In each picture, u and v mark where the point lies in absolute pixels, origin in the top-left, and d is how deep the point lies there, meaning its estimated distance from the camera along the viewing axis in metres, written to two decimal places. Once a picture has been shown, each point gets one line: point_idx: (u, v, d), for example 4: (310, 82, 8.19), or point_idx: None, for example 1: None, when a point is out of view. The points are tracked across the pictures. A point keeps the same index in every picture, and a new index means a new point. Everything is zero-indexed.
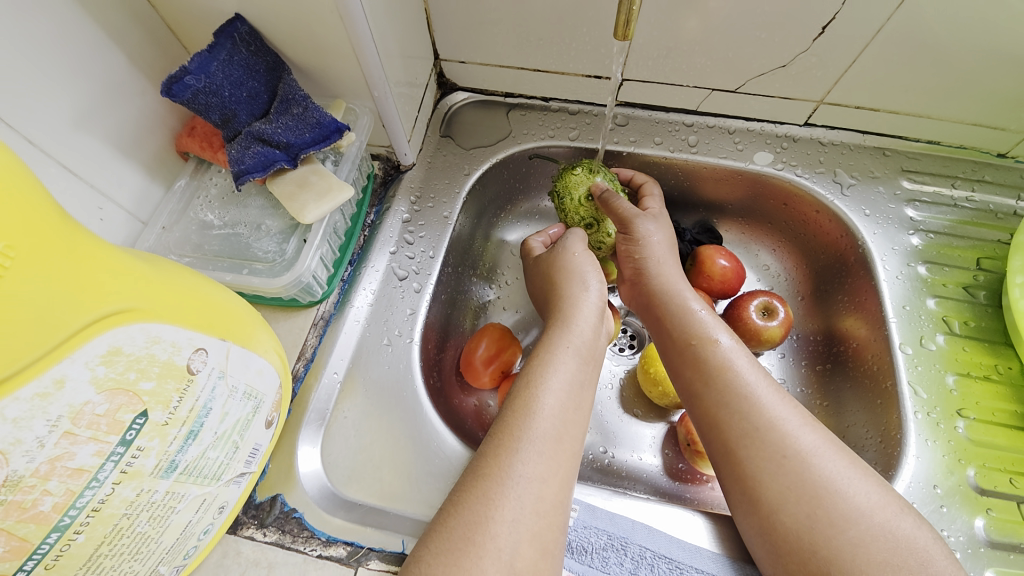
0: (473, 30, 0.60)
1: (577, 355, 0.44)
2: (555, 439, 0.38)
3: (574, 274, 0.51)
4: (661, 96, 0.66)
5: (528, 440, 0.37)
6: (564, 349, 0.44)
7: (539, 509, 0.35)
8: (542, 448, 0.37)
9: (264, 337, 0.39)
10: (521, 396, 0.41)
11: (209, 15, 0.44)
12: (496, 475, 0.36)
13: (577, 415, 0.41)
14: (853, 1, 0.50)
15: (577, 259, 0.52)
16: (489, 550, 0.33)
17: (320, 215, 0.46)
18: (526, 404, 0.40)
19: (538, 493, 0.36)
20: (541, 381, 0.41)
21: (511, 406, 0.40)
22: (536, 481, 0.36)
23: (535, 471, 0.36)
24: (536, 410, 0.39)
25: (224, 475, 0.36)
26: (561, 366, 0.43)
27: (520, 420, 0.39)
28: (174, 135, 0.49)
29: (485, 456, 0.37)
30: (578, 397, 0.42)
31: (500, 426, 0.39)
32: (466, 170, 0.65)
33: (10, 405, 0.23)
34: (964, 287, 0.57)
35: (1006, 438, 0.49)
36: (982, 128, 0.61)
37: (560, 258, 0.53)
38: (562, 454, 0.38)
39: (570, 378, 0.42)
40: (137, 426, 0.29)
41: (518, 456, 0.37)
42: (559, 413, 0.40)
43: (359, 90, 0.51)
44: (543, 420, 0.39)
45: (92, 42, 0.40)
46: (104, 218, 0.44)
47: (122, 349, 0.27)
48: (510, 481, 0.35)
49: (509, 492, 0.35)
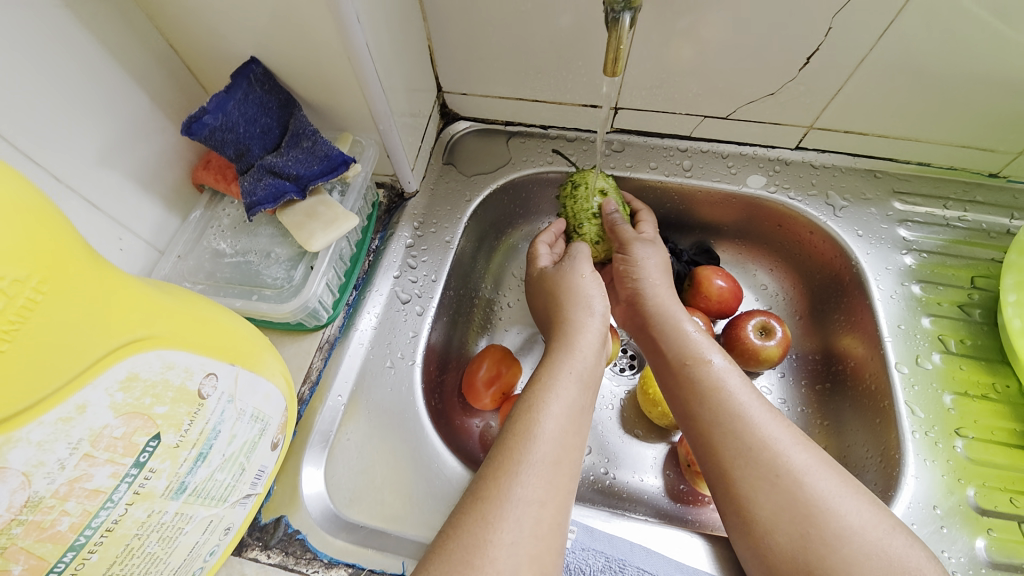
0: (474, 63, 0.63)
1: (580, 381, 0.45)
2: (556, 461, 0.39)
3: (577, 296, 0.52)
4: (655, 123, 0.68)
5: (529, 463, 0.38)
6: (567, 373, 0.45)
7: (538, 532, 0.35)
8: (542, 471, 0.38)
9: (271, 361, 0.40)
10: (521, 419, 0.41)
11: (227, 57, 0.48)
12: (494, 498, 0.36)
13: (577, 437, 0.42)
14: (835, 33, 0.52)
15: (583, 282, 0.53)
16: (488, 573, 0.33)
17: (326, 243, 0.48)
18: (528, 427, 0.40)
19: (538, 515, 0.36)
20: (542, 405, 0.42)
21: (511, 429, 0.41)
22: (537, 504, 0.36)
23: (536, 495, 0.37)
24: (537, 434, 0.40)
25: (231, 496, 0.38)
26: (562, 388, 0.43)
27: (520, 443, 0.39)
28: (190, 168, 0.52)
29: (483, 480, 0.38)
30: (578, 419, 0.43)
31: (499, 451, 0.39)
32: (467, 197, 0.67)
33: (34, 429, 0.24)
34: (959, 305, 0.57)
35: (1006, 457, 0.49)
36: (970, 150, 0.62)
37: (564, 278, 0.54)
38: (563, 477, 0.39)
39: (571, 401, 0.43)
40: (151, 448, 0.30)
41: (519, 479, 0.37)
42: (560, 436, 0.40)
43: (365, 123, 0.54)
44: (544, 444, 0.39)
45: (118, 85, 0.43)
46: (124, 248, 0.46)
47: (139, 375, 0.29)
48: (509, 504, 0.36)
49: (508, 514, 0.35)
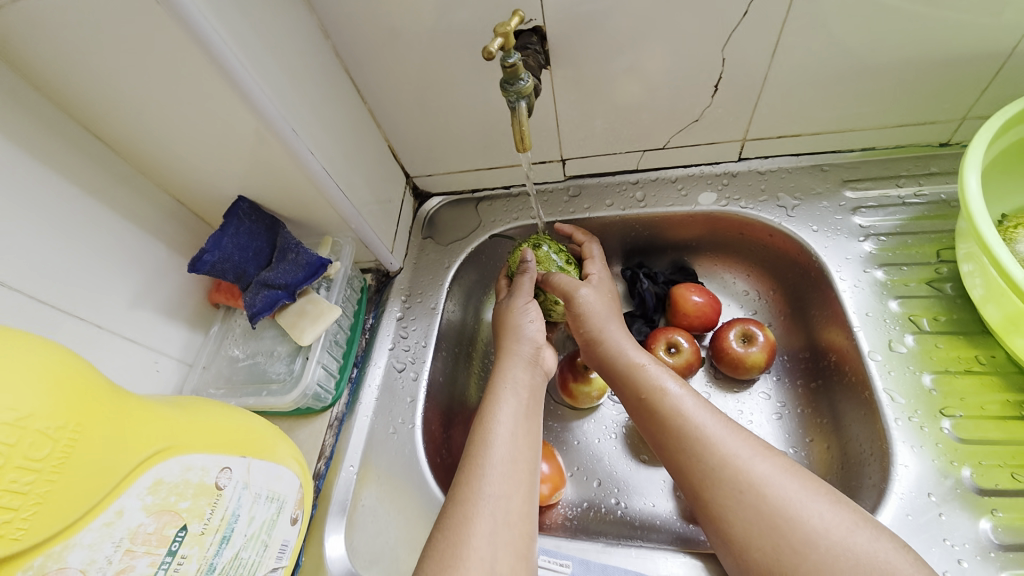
0: (430, 150, 0.73)
1: (518, 391, 0.50)
2: (511, 462, 0.44)
3: (513, 329, 0.56)
4: (602, 165, 0.74)
5: (489, 465, 0.44)
6: (511, 388, 0.50)
7: (508, 521, 0.41)
8: (500, 471, 0.43)
9: (282, 447, 0.48)
10: (479, 431, 0.47)
11: (220, 199, 0.59)
12: (470, 499, 0.42)
13: (527, 437, 0.47)
14: (730, 60, 0.57)
15: (518, 315, 0.56)
16: (472, 560, 0.38)
17: (316, 335, 0.57)
18: (482, 437, 0.46)
19: (505, 507, 0.42)
20: (493, 414, 0.47)
21: (473, 440, 0.46)
22: (502, 498, 0.42)
23: (498, 489, 0.42)
24: (491, 440, 0.45)
25: (258, 571, 0.44)
26: (507, 400, 0.49)
27: (480, 450, 0.45)
28: (207, 292, 0.62)
29: (459, 485, 0.43)
30: (525, 425, 0.48)
31: (465, 458, 0.45)
32: (446, 264, 0.74)
33: (86, 534, 0.32)
34: (929, 283, 0.57)
35: (1001, 432, 0.48)
36: (909, 127, 0.64)
37: (504, 314, 0.58)
38: (521, 474, 0.44)
39: (518, 410, 0.49)
40: (180, 537, 0.37)
41: (483, 479, 0.43)
42: (512, 440, 0.46)
43: (340, 226, 0.63)
44: (498, 447, 0.45)
45: (140, 241, 0.54)
46: (160, 369, 0.56)
47: (163, 479, 0.36)
48: (480, 502, 0.41)
49: (481, 510, 0.41)
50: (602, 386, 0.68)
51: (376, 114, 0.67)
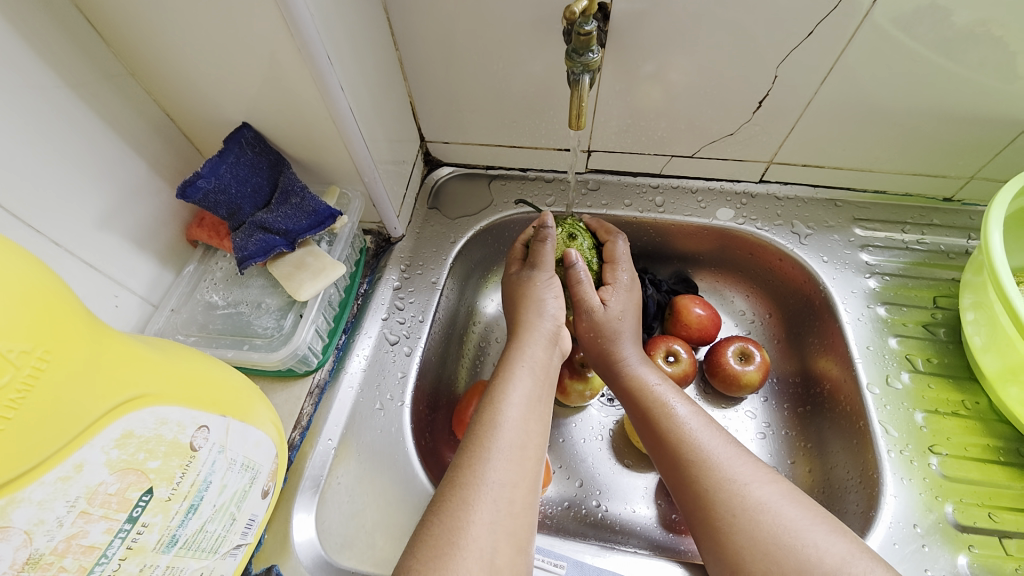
0: (454, 116, 0.67)
1: (531, 372, 0.48)
2: (520, 447, 0.42)
3: (535, 302, 0.54)
4: (627, 163, 0.72)
5: (495, 449, 0.41)
6: (523, 368, 0.48)
7: (510, 510, 0.39)
8: (508, 457, 0.41)
9: (261, 410, 0.41)
10: (486, 411, 0.44)
11: (219, 122, 0.51)
12: (471, 482, 0.39)
13: (536, 421, 0.45)
14: (781, 79, 0.57)
15: (539, 289, 0.55)
16: (471, 550, 0.36)
17: (315, 292, 0.51)
18: (491, 416, 0.44)
19: (510, 496, 0.40)
20: (503, 394, 0.45)
21: (478, 421, 0.44)
22: (507, 487, 0.40)
23: (503, 476, 0.40)
24: (500, 422, 0.43)
25: (221, 547, 0.38)
26: (520, 380, 0.47)
27: (487, 432, 0.42)
28: (185, 225, 0.54)
29: (459, 467, 0.41)
30: (536, 408, 0.46)
31: (469, 438, 0.43)
32: (452, 239, 0.70)
33: (36, 489, 0.26)
34: (924, 325, 0.61)
35: (980, 472, 0.52)
36: (922, 176, 0.66)
37: (524, 286, 0.56)
38: (527, 461, 0.42)
39: (528, 392, 0.46)
40: (143, 502, 0.31)
41: (487, 463, 0.40)
42: (521, 424, 0.44)
43: (351, 177, 0.57)
44: (506, 431, 0.43)
45: (118, 153, 0.46)
46: (119, 305, 0.48)
47: (133, 432, 0.30)
48: (483, 487, 0.39)
49: (484, 496, 0.39)
50: (597, 385, 0.66)
51: (405, 65, 0.61)
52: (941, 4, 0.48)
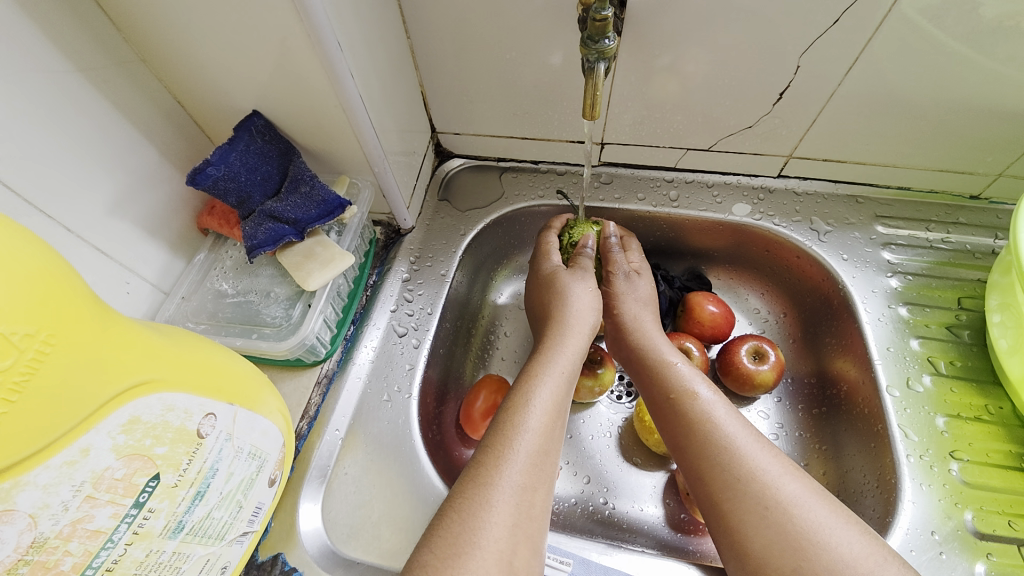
0: (465, 107, 0.67)
1: (563, 376, 0.47)
2: (542, 451, 0.42)
3: (573, 304, 0.54)
4: (641, 156, 0.70)
5: (520, 451, 0.41)
6: (553, 371, 0.47)
7: (530, 514, 0.39)
8: (531, 460, 0.41)
9: (269, 399, 0.41)
10: (511, 412, 0.44)
11: (230, 110, 0.51)
12: (494, 483, 0.39)
13: (560, 425, 0.45)
14: (803, 70, 0.55)
15: (585, 295, 0.55)
16: (490, 551, 0.35)
17: (323, 282, 0.51)
18: (514, 418, 0.43)
19: (530, 499, 0.39)
20: (530, 397, 0.45)
21: (503, 421, 0.43)
22: (528, 489, 0.39)
23: (525, 478, 0.40)
24: (523, 425, 0.42)
25: (228, 534, 0.38)
26: (548, 383, 0.46)
27: (512, 434, 0.42)
28: (196, 213, 0.55)
29: (481, 466, 0.40)
30: (562, 412, 0.45)
31: (493, 437, 0.42)
32: (462, 231, 0.69)
33: (41, 473, 0.26)
34: (947, 327, 0.59)
35: (1003, 480, 0.50)
36: (949, 173, 0.64)
37: (567, 286, 0.55)
38: (549, 466, 0.42)
39: (556, 395, 0.46)
40: (149, 488, 0.31)
41: (511, 465, 0.40)
42: (546, 428, 0.43)
43: (361, 167, 0.56)
44: (531, 434, 0.42)
45: (129, 140, 0.46)
46: (131, 291, 0.48)
47: (140, 418, 0.30)
48: (503, 488, 0.38)
49: (505, 497, 0.38)
50: (606, 382, 0.65)
51: (416, 54, 0.60)
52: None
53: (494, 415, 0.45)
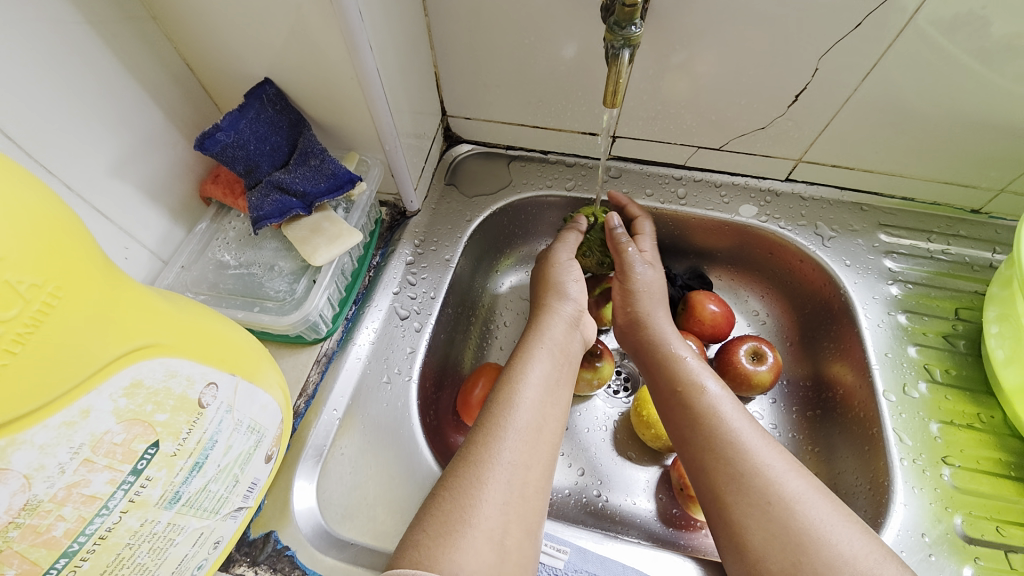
0: (478, 91, 0.65)
1: (553, 354, 0.48)
2: (535, 429, 0.42)
3: (554, 281, 0.54)
4: (651, 152, 0.70)
5: (511, 428, 0.41)
6: (546, 352, 0.47)
7: (523, 493, 0.38)
8: (523, 437, 0.40)
9: (270, 373, 0.40)
10: (503, 390, 0.44)
11: (240, 76, 0.50)
12: (486, 461, 0.38)
13: (556, 406, 0.44)
14: (821, 74, 0.55)
15: (559, 268, 0.56)
16: (481, 529, 0.35)
17: (330, 257, 0.50)
18: (507, 396, 0.43)
19: (523, 477, 0.39)
20: (521, 375, 0.45)
21: (494, 400, 0.43)
22: (521, 467, 0.39)
23: (518, 457, 0.39)
24: (516, 402, 0.42)
25: (223, 508, 0.37)
26: (539, 361, 0.46)
27: (503, 411, 0.42)
28: (199, 182, 0.53)
29: (473, 445, 0.40)
30: (556, 392, 0.45)
31: (484, 417, 0.42)
32: (468, 217, 0.68)
33: (39, 432, 0.25)
34: (944, 336, 0.60)
35: (991, 486, 0.52)
36: (954, 185, 0.64)
37: (544, 266, 0.57)
38: (542, 445, 0.41)
39: (549, 375, 0.46)
40: (148, 455, 0.30)
41: (502, 442, 0.40)
42: (539, 405, 0.43)
43: (371, 144, 0.55)
44: (524, 411, 0.42)
45: (135, 100, 0.45)
46: (129, 257, 0.47)
47: (142, 382, 0.29)
48: (496, 467, 0.38)
49: (496, 476, 0.38)
50: (605, 375, 0.65)
51: (432, 33, 0.59)
52: (983, 10, 0.47)
53: (487, 396, 0.44)
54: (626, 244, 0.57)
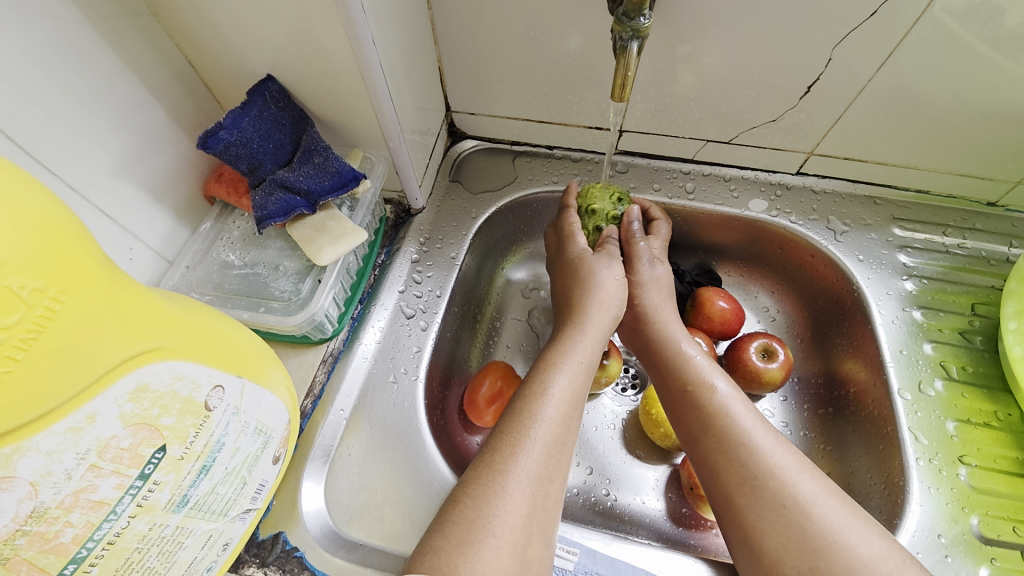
0: (483, 86, 0.64)
1: (585, 367, 0.46)
2: (559, 442, 0.41)
3: (599, 290, 0.52)
4: (659, 146, 0.69)
5: (536, 441, 0.40)
6: (572, 361, 0.46)
7: (545, 504, 0.38)
8: (547, 450, 0.40)
9: (276, 374, 0.39)
10: (531, 400, 0.43)
11: (242, 73, 0.49)
12: (510, 471, 0.38)
13: (577, 416, 0.44)
14: (834, 65, 0.53)
15: (612, 282, 0.53)
16: (503, 539, 0.35)
17: (335, 256, 0.50)
18: (533, 407, 0.42)
19: (544, 490, 0.38)
20: (549, 385, 0.44)
21: (521, 409, 0.42)
22: (544, 480, 0.38)
23: (541, 469, 0.39)
24: (542, 414, 0.41)
25: (231, 511, 0.37)
26: (567, 372, 0.45)
27: (529, 423, 0.41)
28: (202, 181, 0.53)
29: (497, 451, 0.39)
30: (579, 403, 0.44)
31: (508, 426, 0.41)
32: (473, 214, 0.68)
33: (44, 438, 0.25)
34: (960, 332, 0.59)
35: (1009, 485, 0.51)
36: (970, 178, 0.63)
37: (596, 271, 0.53)
38: (563, 456, 0.41)
39: (574, 384, 0.45)
40: (156, 460, 0.30)
41: (527, 453, 0.39)
42: (564, 419, 0.42)
43: (375, 141, 0.55)
44: (549, 424, 0.41)
45: (138, 98, 0.44)
46: (134, 257, 0.46)
47: (148, 386, 0.29)
48: (518, 478, 0.37)
49: (519, 486, 0.37)
50: (613, 373, 0.65)
51: (436, 27, 0.58)
52: None
53: (511, 402, 0.44)
54: (638, 238, 0.57)
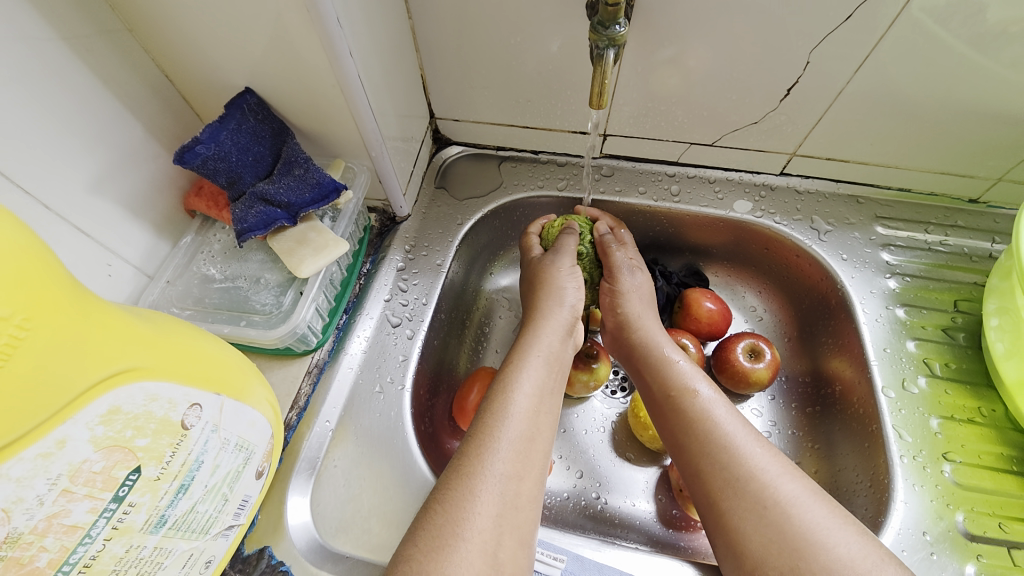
0: (465, 93, 0.65)
1: (545, 361, 0.47)
2: (529, 438, 0.41)
3: (552, 287, 0.53)
4: (643, 149, 0.69)
5: (504, 440, 0.40)
6: (535, 357, 0.47)
7: (516, 504, 0.38)
8: (515, 447, 0.40)
9: (258, 389, 0.39)
10: (496, 399, 0.43)
11: (220, 85, 0.49)
12: (477, 473, 0.38)
13: (546, 412, 0.44)
14: (812, 66, 0.54)
15: (562, 275, 0.54)
16: (474, 542, 0.35)
17: (316, 268, 0.49)
18: (500, 405, 0.42)
19: (515, 489, 0.38)
20: (512, 383, 0.44)
21: (486, 410, 0.42)
22: (514, 478, 0.38)
23: (510, 468, 0.39)
24: (510, 413, 0.41)
25: (213, 528, 0.37)
26: (530, 367, 0.46)
27: (495, 422, 0.41)
28: (182, 194, 0.52)
29: (464, 455, 0.39)
30: (546, 397, 0.45)
31: (476, 427, 0.41)
32: (459, 221, 0.67)
33: (14, 465, 0.24)
34: (943, 329, 0.59)
35: (993, 481, 0.51)
36: (950, 176, 0.63)
37: (547, 269, 0.55)
38: (534, 454, 0.41)
39: (538, 381, 0.45)
40: (130, 481, 0.30)
41: (494, 453, 0.39)
42: (531, 414, 0.42)
43: (357, 151, 0.54)
44: (515, 421, 0.41)
45: (113, 113, 0.44)
46: (112, 274, 0.46)
47: (121, 408, 0.29)
48: (489, 477, 0.38)
49: (487, 486, 0.37)
50: (601, 376, 0.64)
51: (417, 36, 0.58)
52: None
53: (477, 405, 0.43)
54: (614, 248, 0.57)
